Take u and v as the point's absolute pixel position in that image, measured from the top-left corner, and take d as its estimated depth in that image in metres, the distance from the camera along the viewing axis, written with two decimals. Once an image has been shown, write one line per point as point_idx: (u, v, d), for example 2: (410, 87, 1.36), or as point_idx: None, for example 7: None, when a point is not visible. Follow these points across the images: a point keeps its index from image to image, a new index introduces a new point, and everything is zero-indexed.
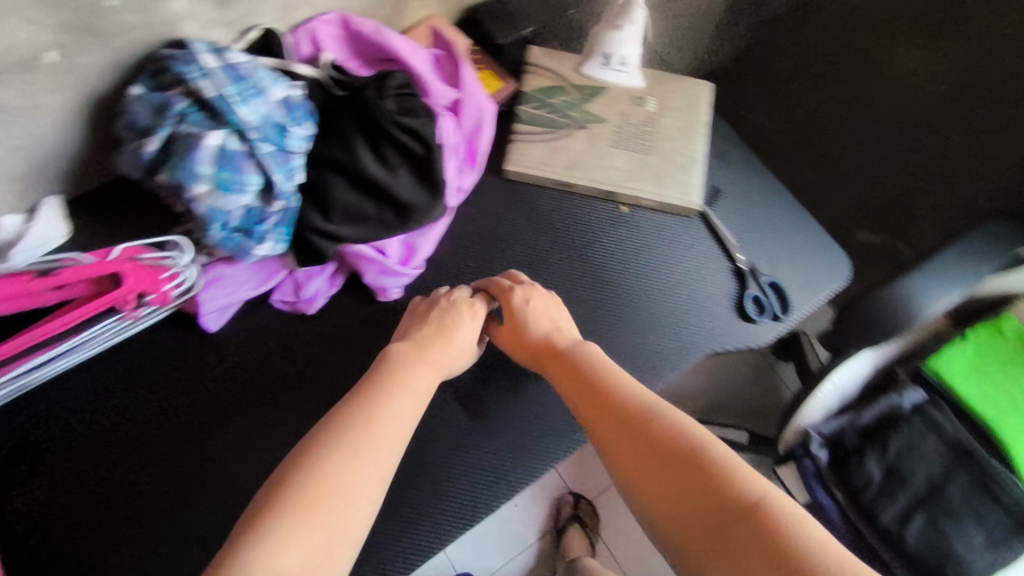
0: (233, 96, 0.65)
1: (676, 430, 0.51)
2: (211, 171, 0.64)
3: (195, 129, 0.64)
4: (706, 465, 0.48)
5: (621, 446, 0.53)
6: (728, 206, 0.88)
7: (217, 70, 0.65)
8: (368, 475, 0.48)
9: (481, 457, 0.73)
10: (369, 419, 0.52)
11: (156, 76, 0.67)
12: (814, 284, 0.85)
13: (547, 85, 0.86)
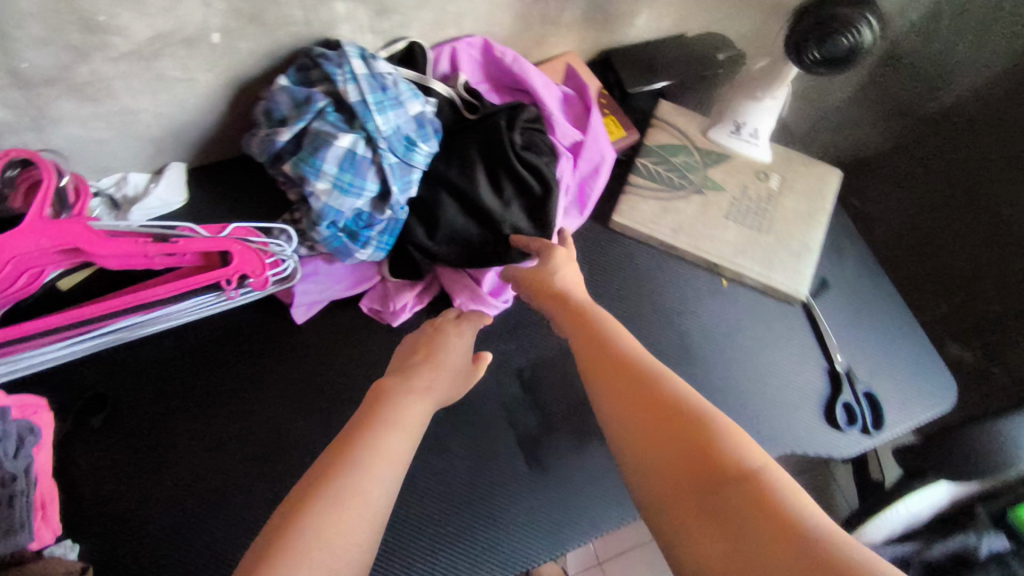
0: (373, 103, 0.66)
1: (678, 398, 0.45)
2: (335, 172, 0.65)
3: (330, 128, 0.65)
4: (704, 433, 0.42)
5: (616, 407, 0.47)
6: (836, 300, 0.83)
7: (361, 75, 0.66)
8: (378, 510, 0.42)
9: (529, 511, 0.69)
10: (384, 441, 0.46)
11: (305, 71, 0.68)
12: (914, 404, 0.78)
13: (669, 142, 0.85)
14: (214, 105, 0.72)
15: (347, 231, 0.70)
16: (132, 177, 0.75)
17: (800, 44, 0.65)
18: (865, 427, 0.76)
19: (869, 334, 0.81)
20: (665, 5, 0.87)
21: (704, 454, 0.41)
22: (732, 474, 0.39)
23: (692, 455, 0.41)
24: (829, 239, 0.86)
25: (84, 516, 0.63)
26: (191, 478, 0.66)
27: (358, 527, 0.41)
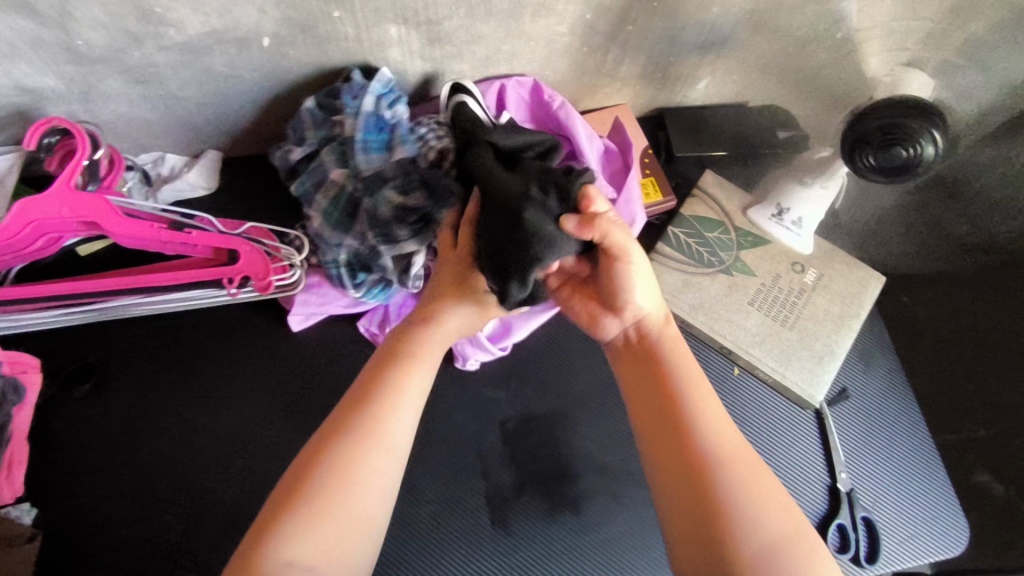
0: (363, 140, 0.66)
1: (745, 496, 0.47)
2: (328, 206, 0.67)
3: (327, 160, 0.68)
4: (759, 550, 0.45)
5: (678, 480, 0.49)
6: (854, 414, 0.77)
7: (365, 113, 0.66)
8: (382, 496, 0.49)
9: (482, 570, 0.66)
10: (367, 446, 0.49)
11: (329, 98, 0.70)
12: (917, 543, 0.72)
13: (706, 216, 0.82)
14: (257, 103, 0.73)
15: (353, 267, 0.69)
16: (169, 159, 0.78)
17: (855, 149, 0.61)
18: (857, 556, 0.69)
19: (885, 459, 0.75)
20: (731, 74, 0.83)
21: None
22: None
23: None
24: (860, 346, 0.81)
25: (47, 479, 0.64)
26: (154, 463, 0.66)
27: (346, 530, 0.46)
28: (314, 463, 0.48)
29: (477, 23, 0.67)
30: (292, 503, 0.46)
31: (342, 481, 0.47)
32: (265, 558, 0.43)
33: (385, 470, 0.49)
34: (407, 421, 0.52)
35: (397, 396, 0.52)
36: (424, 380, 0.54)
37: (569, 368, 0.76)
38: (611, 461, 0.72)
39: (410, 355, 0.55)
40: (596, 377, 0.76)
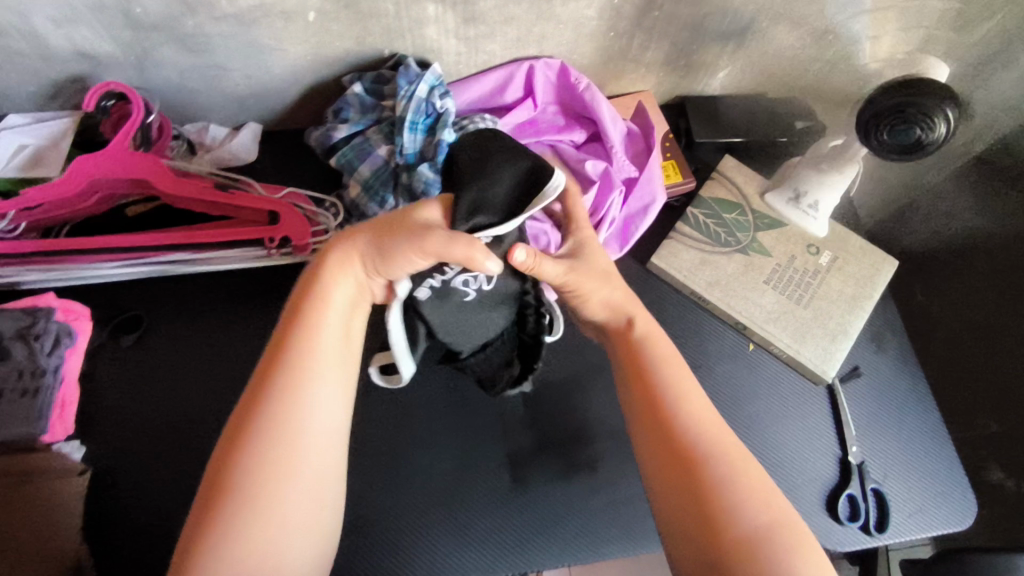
0: (411, 124, 0.70)
1: (727, 481, 0.51)
2: (369, 176, 0.72)
3: (376, 138, 0.73)
4: (749, 533, 0.48)
5: (662, 472, 0.53)
6: (866, 392, 0.79)
7: (414, 97, 0.70)
8: (310, 451, 0.48)
9: (502, 524, 0.69)
10: (284, 443, 0.47)
11: (383, 80, 0.74)
12: (925, 517, 0.74)
13: (725, 198, 0.84)
14: (297, 78, 0.77)
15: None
16: (212, 129, 0.81)
17: (867, 125, 0.63)
18: (867, 525, 0.72)
19: (896, 436, 0.77)
20: (751, 64, 0.86)
21: (744, 566, 0.47)
22: None
23: (736, 562, 0.47)
24: (872, 328, 0.83)
25: (94, 420, 0.68)
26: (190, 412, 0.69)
27: (276, 527, 0.46)
28: (227, 467, 0.46)
29: (510, 4, 0.71)
30: (212, 515, 0.45)
31: (264, 468, 0.46)
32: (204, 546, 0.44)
33: (309, 458, 0.48)
34: (326, 398, 0.50)
35: (310, 373, 0.50)
36: (334, 343, 0.52)
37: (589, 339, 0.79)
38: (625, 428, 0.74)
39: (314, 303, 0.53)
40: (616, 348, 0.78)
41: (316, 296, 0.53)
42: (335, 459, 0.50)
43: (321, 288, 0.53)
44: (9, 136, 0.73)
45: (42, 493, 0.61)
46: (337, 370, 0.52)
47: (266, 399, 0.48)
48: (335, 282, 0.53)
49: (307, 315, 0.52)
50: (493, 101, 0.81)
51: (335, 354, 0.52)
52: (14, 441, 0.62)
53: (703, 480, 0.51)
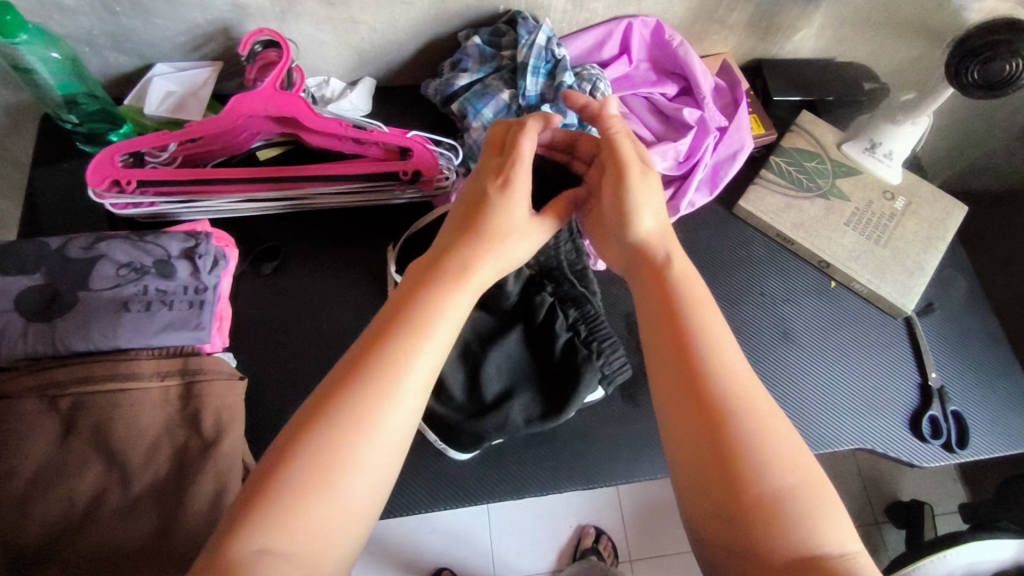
0: (534, 69, 0.76)
1: (748, 443, 0.47)
2: (490, 118, 0.78)
3: (495, 84, 0.79)
4: (768, 500, 0.45)
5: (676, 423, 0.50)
6: (940, 325, 0.85)
7: (535, 44, 0.76)
8: (379, 441, 0.46)
9: (615, 436, 0.75)
10: (353, 439, 0.45)
11: (498, 33, 0.81)
12: (1003, 437, 0.80)
13: (804, 148, 0.90)
14: (418, 33, 0.83)
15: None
16: (332, 83, 0.88)
17: (959, 65, 0.70)
18: (949, 443, 0.78)
19: (972, 365, 0.83)
20: (827, 27, 0.92)
21: (764, 528, 0.44)
22: (788, 552, 0.44)
23: (753, 524, 0.45)
24: (942, 270, 0.89)
25: (247, 340, 0.76)
26: (331, 334, 0.78)
27: (333, 511, 0.44)
28: (290, 455, 0.44)
29: None
30: (273, 483, 0.43)
31: (331, 462, 0.44)
32: (248, 530, 0.42)
33: (372, 452, 0.46)
34: (408, 408, 0.48)
35: (395, 370, 0.48)
36: (433, 360, 0.50)
37: None
38: None
39: (409, 310, 0.52)
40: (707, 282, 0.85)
41: (427, 300, 0.53)
42: (395, 466, 0.48)
43: (429, 299, 0.53)
44: (159, 81, 0.78)
45: (210, 397, 0.66)
46: (426, 391, 0.50)
47: (350, 392, 0.47)
48: (460, 285, 0.55)
49: (410, 322, 0.51)
50: (593, 57, 0.88)
51: (428, 375, 0.50)
52: (182, 348, 0.68)
53: (731, 445, 0.47)
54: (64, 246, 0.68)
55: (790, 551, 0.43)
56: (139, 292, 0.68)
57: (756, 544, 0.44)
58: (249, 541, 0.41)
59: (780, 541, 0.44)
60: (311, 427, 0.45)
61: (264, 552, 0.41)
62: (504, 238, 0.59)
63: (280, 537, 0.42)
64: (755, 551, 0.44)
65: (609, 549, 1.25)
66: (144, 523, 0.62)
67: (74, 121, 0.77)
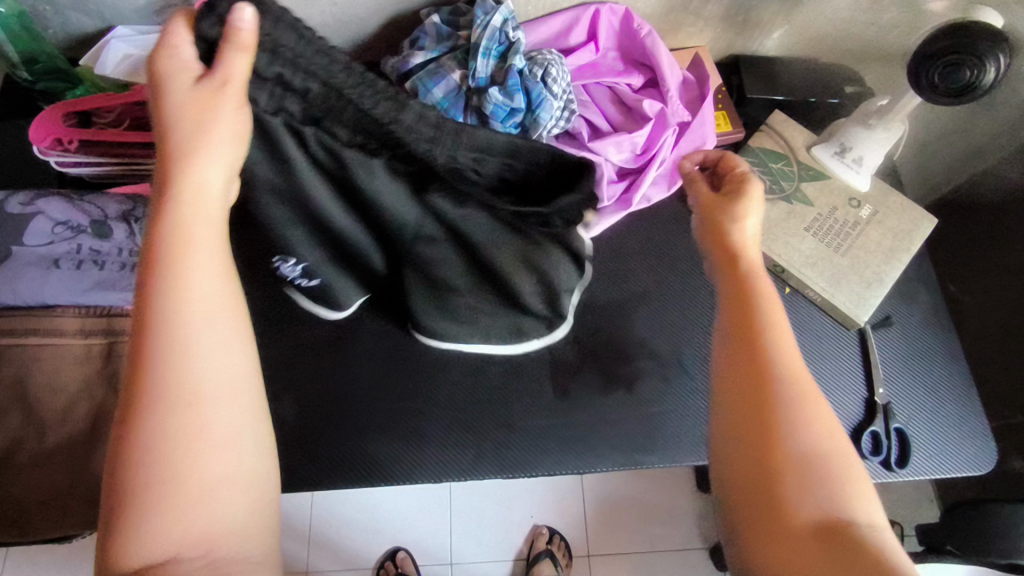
0: (485, 50, 0.74)
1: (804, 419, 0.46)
2: (440, 98, 0.76)
3: (448, 64, 0.76)
4: (809, 456, 0.45)
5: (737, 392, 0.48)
6: (894, 340, 0.83)
7: (491, 26, 0.74)
8: (208, 392, 0.42)
9: (543, 428, 0.75)
10: (171, 409, 0.40)
11: (456, 13, 0.79)
12: (946, 459, 0.78)
13: (772, 149, 0.87)
14: (379, 10, 0.82)
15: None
16: None
17: (920, 69, 0.67)
18: (888, 461, 0.76)
19: (923, 383, 0.81)
20: (809, 24, 0.88)
21: (806, 482, 0.44)
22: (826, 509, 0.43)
23: (800, 481, 0.44)
24: (905, 283, 0.86)
25: None
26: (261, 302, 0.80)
27: (204, 483, 0.41)
28: (122, 451, 0.40)
29: None
30: (124, 494, 0.39)
31: (176, 440, 0.40)
32: (132, 530, 0.38)
33: (208, 407, 0.41)
34: (211, 346, 0.42)
35: (178, 326, 0.41)
36: (208, 283, 0.43)
37: (630, 271, 0.85)
38: (665, 352, 0.80)
39: (165, 254, 0.43)
40: (657, 279, 0.84)
41: (169, 234, 0.43)
42: (248, 405, 0.44)
43: (173, 230, 0.43)
44: (116, 44, 0.76)
45: None
46: (213, 322, 0.43)
47: (138, 365, 0.41)
48: (184, 203, 0.44)
49: (159, 271, 0.42)
50: (557, 43, 0.84)
51: (218, 294, 0.44)
52: (110, 308, 0.68)
53: (780, 419, 0.46)
54: (4, 200, 0.68)
55: (819, 508, 0.43)
56: (72, 251, 0.68)
57: (801, 498, 0.44)
58: (134, 543, 0.38)
59: (807, 503, 0.44)
60: (125, 440, 0.40)
61: (171, 558, 0.39)
62: (196, 122, 0.44)
63: (167, 523, 0.39)
64: (801, 509, 0.44)
65: (563, 550, 1.19)
66: (58, 476, 0.64)
67: (28, 78, 0.79)
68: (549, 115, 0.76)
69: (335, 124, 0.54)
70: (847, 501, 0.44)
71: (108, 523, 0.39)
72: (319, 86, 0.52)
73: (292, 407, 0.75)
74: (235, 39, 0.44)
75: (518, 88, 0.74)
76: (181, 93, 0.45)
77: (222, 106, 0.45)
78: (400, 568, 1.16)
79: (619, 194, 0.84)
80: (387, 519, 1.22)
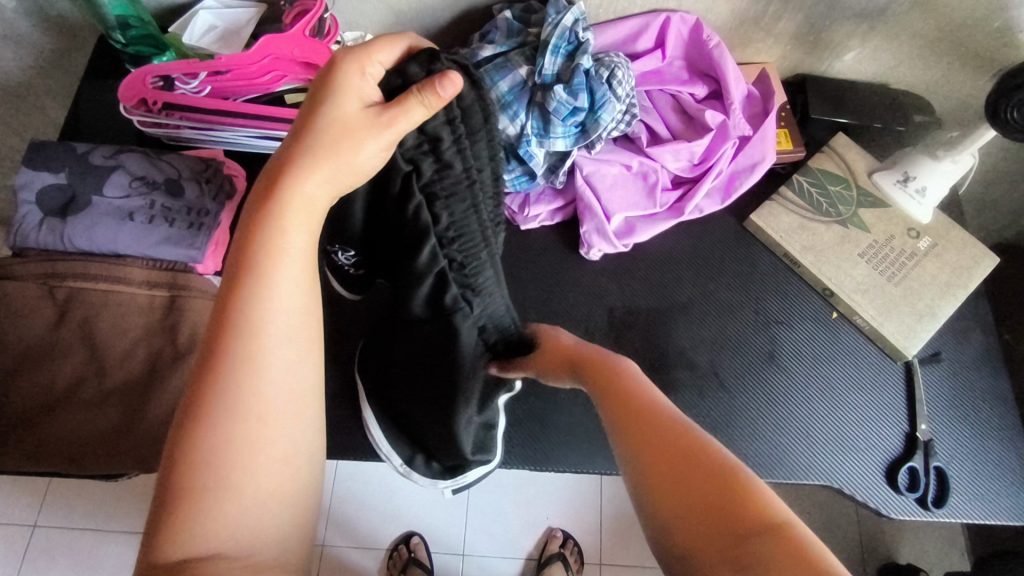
0: (554, 48, 0.75)
1: (704, 444, 0.45)
2: (504, 91, 0.77)
3: (515, 59, 0.77)
4: (718, 469, 0.43)
5: (629, 444, 0.47)
6: (942, 377, 0.81)
7: (561, 25, 0.74)
8: (269, 414, 0.41)
9: (573, 426, 0.76)
10: (237, 420, 0.40)
11: (528, 11, 0.80)
12: (983, 503, 0.75)
13: (832, 171, 0.86)
14: (453, 2, 0.83)
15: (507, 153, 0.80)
16: (368, 39, 0.87)
17: (1000, 100, 0.66)
18: (924, 498, 0.74)
19: (968, 426, 0.79)
20: (884, 48, 0.86)
21: (717, 498, 0.42)
22: (747, 515, 0.41)
23: (709, 503, 0.42)
24: (958, 320, 0.84)
25: None
26: None
27: (253, 503, 0.40)
28: (182, 456, 0.39)
29: None
30: (177, 503, 0.38)
31: (233, 454, 0.40)
32: (182, 542, 0.38)
33: (273, 425, 0.41)
34: (285, 368, 0.42)
35: (255, 348, 0.41)
36: (295, 300, 0.43)
37: (674, 280, 0.85)
38: (702, 363, 0.80)
39: (259, 274, 0.41)
40: (702, 291, 0.84)
41: (266, 240, 0.42)
42: (303, 428, 0.43)
43: (268, 242, 0.42)
44: (204, 15, 0.80)
45: (191, 313, 0.72)
46: (295, 337, 0.43)
47: (212, 375, 0.40)
48: (288, 212, 0.42)
49: (250, 279, 0.41)
50: (624, 48, 0.84)
51: (297, 319, 0.43)
52: (175, 263, 0.72)
53: (675, 447, 0.45)
54: (87, 151, 0.71)
55: (733, 527, 0.40)
56: (146, 206, 0.71)
57: (714, 518, 0.41)
58: (180, 555, 0.37)
59: (732, 514, 0.41)
60: (188, 438, 0.39)
61: (207, 557, 0.38)
62: (351, 142, 0.42)
63: (210, 540, 0.38)
64: (720, 522, 0.41)
65: (575, 556, 1.18)
66: (114, 415, 0.68)
67: (122, 41, 0.82)
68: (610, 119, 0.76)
69: (445, 208, 0.50)
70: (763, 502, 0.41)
71: (153, 525, 0.38)
72: (460, 164, 0.48)
73: (335, 382, 0.77)
74: (430, 96, 0.42)
75: (582, 88, 0.75)
76: (350, 113, 0.42)
77: (373, 142, 0.42)
78: (413, 553, 1.18)
79: (673, 202, 0.84)
80: (406, 503, 1.24)
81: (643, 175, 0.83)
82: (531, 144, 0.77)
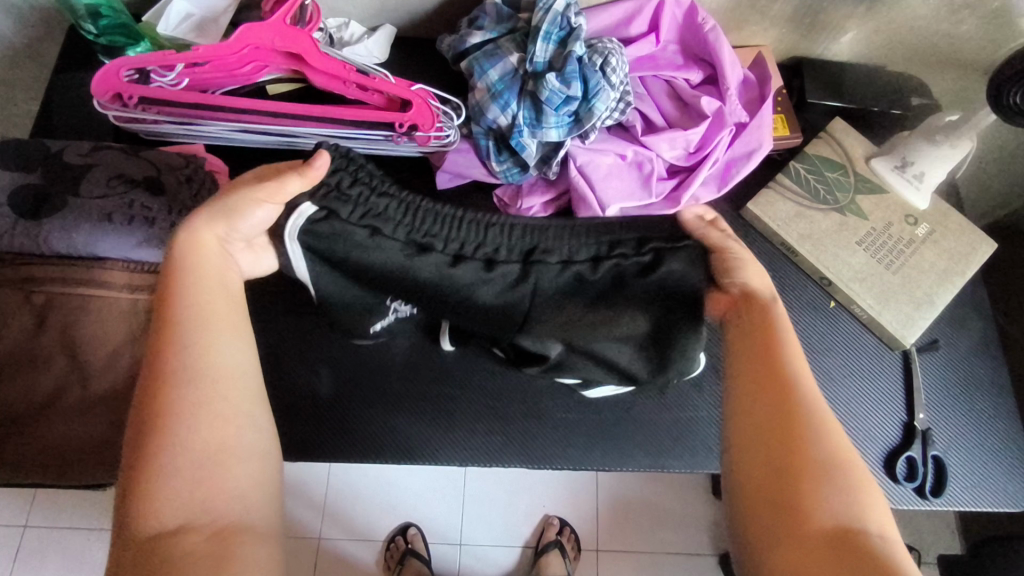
0: (546, 35, 0.72)
1: (825, 440, 0.52)
2: (495, 80, 0.75)
3: (505, 46, 0.75)
4: (824, 463, 0.51)
5: (753, 413, 0.55)
6: (939, 365, 0.80)
7: (553, 12, 0.72)
8: (218, 383, 0.50)
9: (571, 422, 0.75)
10: (188, 388, 0.49)
11: None
12: (980, 491, 0.76)
13: (829, 157, 0.84)
14: None
15: (498, 143, 0.79)
16: (351, 26, 0.83)
17: (1001, 85, 0.65)
18: (923, 487, 0.74)
19: (964, 414, 0.79)
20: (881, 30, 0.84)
21: (811, 488, 0.50)
22: (826, 513, 0.49)
23: (805, 488, 0.50)
24: (956, 306, 0.83)
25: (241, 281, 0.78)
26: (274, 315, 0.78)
27: (214, 459, 0.48)
28: (144, 432, 0.47)
29: None
30: (142, 469, 0.46)
31: (188, 418, 0.48)
32: (153, 502, 0.45)
33: (222, 390, 0.50)
34: (226, 347, 0.52)
35: (198, 330, 0.51)
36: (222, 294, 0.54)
37: None
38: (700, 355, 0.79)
39: (191, 278, 0.52)
40: None
41: (191, 253, 0.53)
42: (249, 395, 0.52)
43: (194, 256, 0.53)
44: (179, 3, 0.76)
45: None
46: (229, 323, 0.53)
47: (158, 362, 0.49)
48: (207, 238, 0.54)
49: (183, 280, 0.52)
50: (617, 32, 0.81)
51: (228, 310, 0.54)
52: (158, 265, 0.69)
53: (799, 434, 0.52)
54: (62, 151, 0.69)
55: (824, 520, 0.48)
56: (123, 206, 0.68)
57: (802, 501, 0.49)
58: (152, 516, 0.45)
59: (819, 505, 0.49)
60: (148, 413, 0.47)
61: (176, 523, 0.45)
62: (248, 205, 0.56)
63: (177, 497, 0.46)
64: (798, 509, 0.49)
65: (572, 543, 1.18)
66: (102, 420, 0.67)
67: (94, 31, 0.78)
68: (603, 108, 0.74)
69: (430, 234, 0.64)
70: (852, 504, 0.49)
71: (127, 497, 0.46)
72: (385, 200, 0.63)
73: (328, 382, 0.75)
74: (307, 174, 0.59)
75: (575, 76, 0.72)
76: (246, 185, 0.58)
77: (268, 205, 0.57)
78: (411, 545, 1.18)
79: (668, 191, 0.82)
80: (402, 494, 1.23)
81: (638, 164, 0.81)
82: (523, 134, 0.75)
